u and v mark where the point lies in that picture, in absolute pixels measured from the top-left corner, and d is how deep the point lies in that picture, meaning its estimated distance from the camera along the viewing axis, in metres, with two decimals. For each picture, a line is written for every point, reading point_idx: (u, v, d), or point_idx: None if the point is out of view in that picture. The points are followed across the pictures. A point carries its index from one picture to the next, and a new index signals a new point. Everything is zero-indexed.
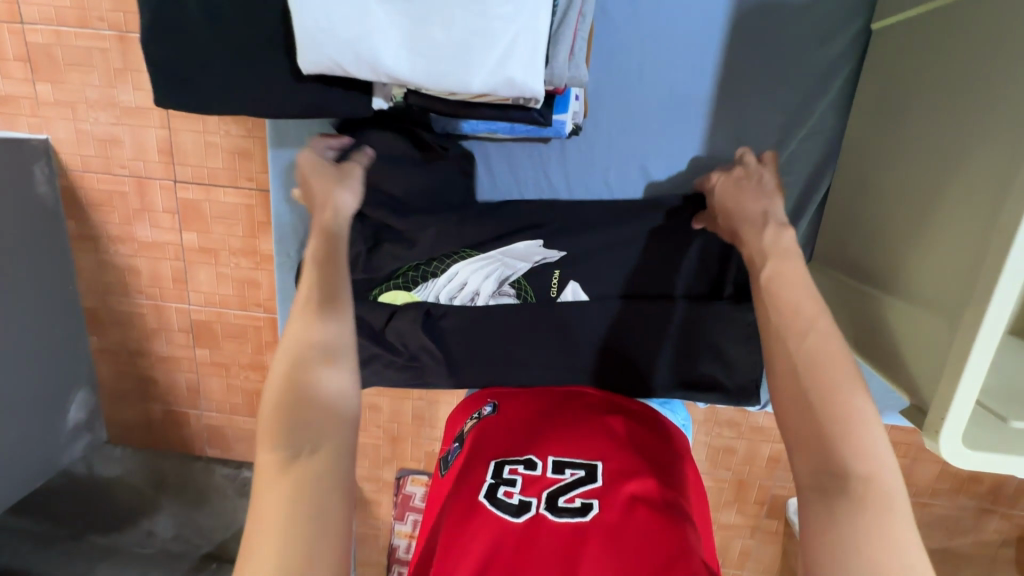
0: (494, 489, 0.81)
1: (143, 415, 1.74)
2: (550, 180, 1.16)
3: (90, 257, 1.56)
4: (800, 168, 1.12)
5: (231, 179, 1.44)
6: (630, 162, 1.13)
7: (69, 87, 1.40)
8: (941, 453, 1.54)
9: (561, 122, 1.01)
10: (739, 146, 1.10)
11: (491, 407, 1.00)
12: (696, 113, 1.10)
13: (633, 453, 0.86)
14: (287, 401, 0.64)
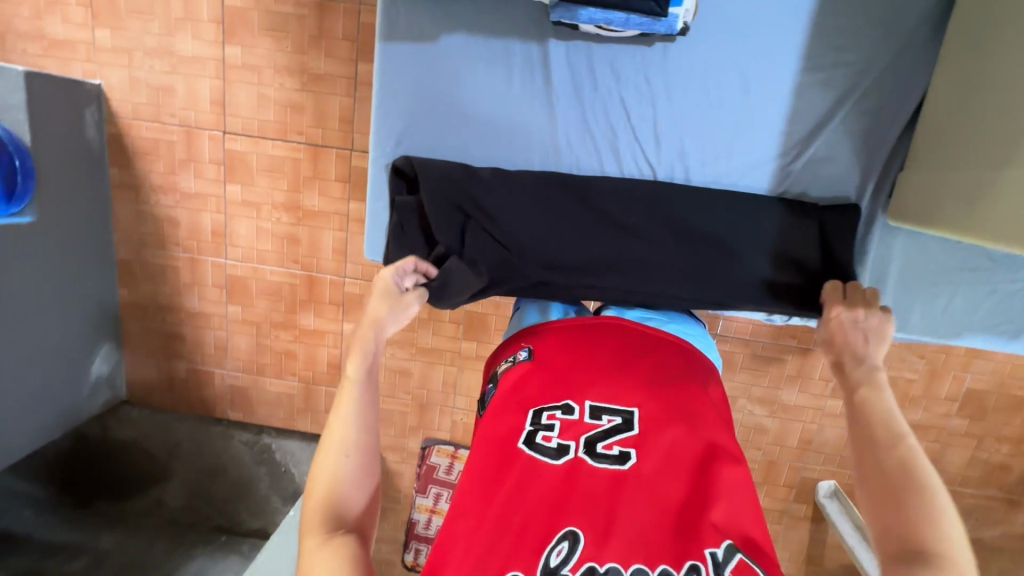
0: (532, 435, 0.78)
1: (166, 374, 1.71)
2: (651, 86, 1.00)
3: (129, 206, 1.56)
4: (908, 77, 0.96)
5: (281, 133, 1.45)
6: (732, 73, 0.98)
7: (127, 34, 1.42)
8: (971, 439, 1.55)
9: (677, 18, 0.85)
10: (839, 51, 0.96)
11: (526, 350, 0.91)
12: (807, 14, 0.95)
13: (672, 399, 0.82)
14: (319, 500, 0.73)
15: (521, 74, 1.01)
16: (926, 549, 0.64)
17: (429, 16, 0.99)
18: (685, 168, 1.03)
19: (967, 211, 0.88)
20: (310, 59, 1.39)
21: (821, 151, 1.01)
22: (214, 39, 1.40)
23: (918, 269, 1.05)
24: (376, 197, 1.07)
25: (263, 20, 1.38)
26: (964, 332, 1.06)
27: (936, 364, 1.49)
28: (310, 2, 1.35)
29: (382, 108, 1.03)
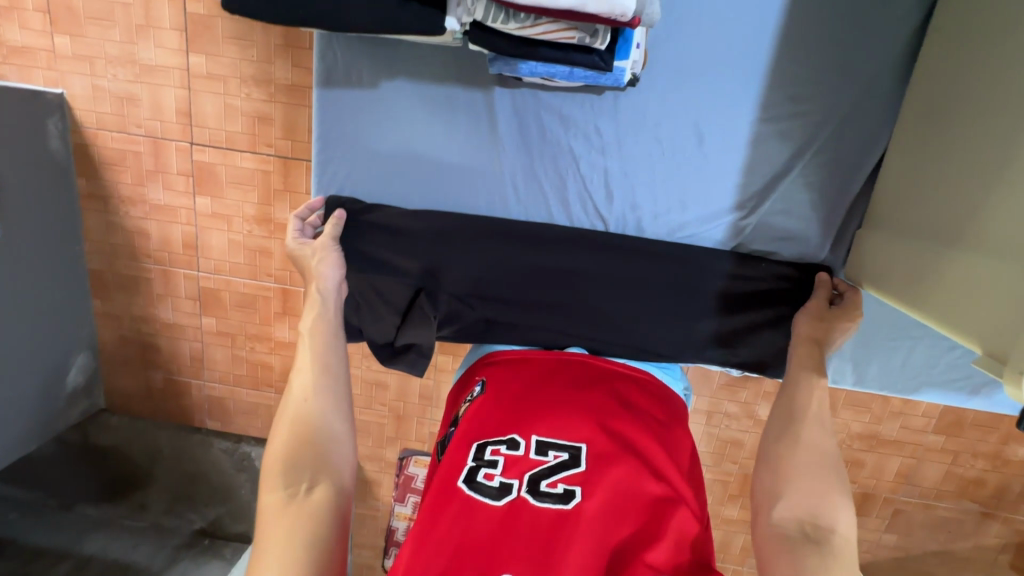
0: (474, 472, 0.75)
1: (144, 384, 1.71)
2: (603, 135, 0.99)
3: (98, 218, 1.53)
4: (861, 130, 0.96)
5: (250, 144, 1.42)
6: (682, 124, 0.97)
7: (88, 42, 1.37)
8: (947, 454, 1.55)
9: (624, 70, 0.83)
10: (789, 101, 0.96)
11: (480, 387, 0.91)
12: (755, 66, 0.94)
13: (621, 435, 0.80)
14: (281, 461, 0.75)
15: (470, 125, 1.00)
16: (821, 525, 0.69)
17: (379, 69, 0.99)
18: (637, 220, 1.03)
19: (914, 285, 0.85)
20: (277, 68, 1.35)
21: (777, 206, 1.00)
22: (177, 47, 1.36)
23: (875, 327, 1.04)
24: None
25: (228, 28, 1.33)
26: (922, 386, 1.06)
27: None
28: None
29: (327, 157, 1.03)
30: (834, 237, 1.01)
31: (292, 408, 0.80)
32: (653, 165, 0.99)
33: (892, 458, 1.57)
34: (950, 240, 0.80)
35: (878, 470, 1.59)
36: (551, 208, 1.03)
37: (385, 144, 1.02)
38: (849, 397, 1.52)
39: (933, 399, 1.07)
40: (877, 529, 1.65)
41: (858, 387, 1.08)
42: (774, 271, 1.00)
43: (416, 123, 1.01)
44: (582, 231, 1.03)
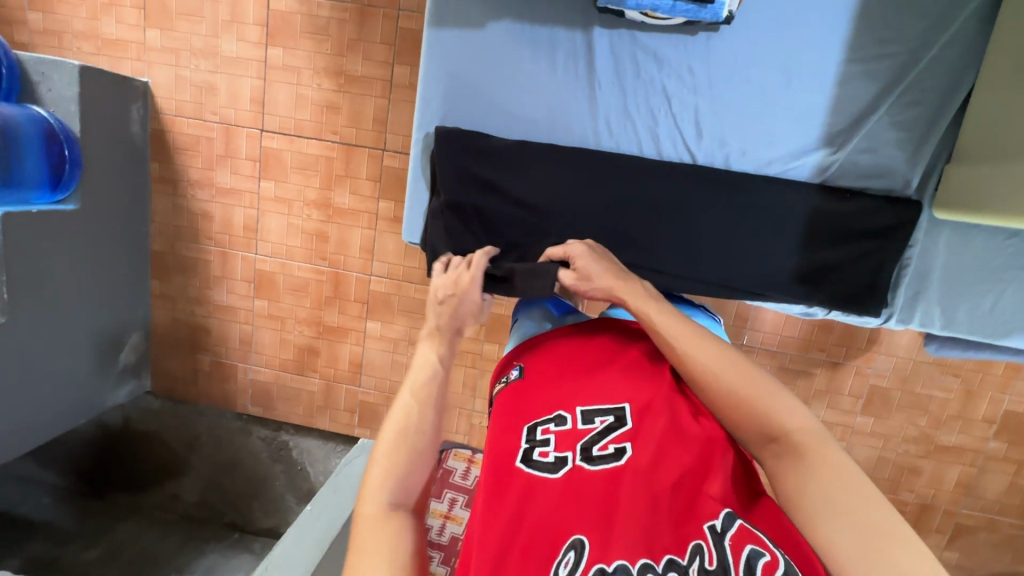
0: (527, 452, 0.73)
1: (190, 366, 1.74)
2: (695, 75, 0.96)
3: (166, 200, 1.61)
4: (943, 66, 0.91)
5: (317, 132, 1.50)
6: (772, 64, 0.94)
7: (176, 35, 1.49)
8: (1010, 463, 1.49)
9: (724, 7, 0.81)
10: (889, 41, 0.92)
11: (517, 368, 0.87)
12: (851, 8, 0.91)
13: (662, 390, 0.78)
14: (378, 474, 0.70)
15: (566, 62, 0.98)
16: (776, 425, 0.70)
17: (477, 3, 0.97)
18: (725, 157, 1.00)
19: (1020, 196, 0.81)
20: (348, 61, 1.44)
21: (865, 143, 0.96)
22: (257, 40, 1.46)
23: (966, 266, 0.99)
24: (418, 178, 1.07)
25: (306, 24, 1.44)
26: (1014, 332, 0.99)
27: (972, 384, 1.45)
28: (351, 7, 1.41)
29: (424, 95, 1.02)
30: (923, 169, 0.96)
31: (394, 428, 0.74)
32: (745, 102, 0.96)
33: (951, 467, 1.51)
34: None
35: (936, 480, 1.52)
36: (638, 145, 1.01)
37: (481, 82, 1.01)
38: (904, 399, 1.48)
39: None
40: (937, 545, 1.57)
41: (945, 332, 1.02)
42: (865, 205, 0.97)
43: (515, 62, 0.99)
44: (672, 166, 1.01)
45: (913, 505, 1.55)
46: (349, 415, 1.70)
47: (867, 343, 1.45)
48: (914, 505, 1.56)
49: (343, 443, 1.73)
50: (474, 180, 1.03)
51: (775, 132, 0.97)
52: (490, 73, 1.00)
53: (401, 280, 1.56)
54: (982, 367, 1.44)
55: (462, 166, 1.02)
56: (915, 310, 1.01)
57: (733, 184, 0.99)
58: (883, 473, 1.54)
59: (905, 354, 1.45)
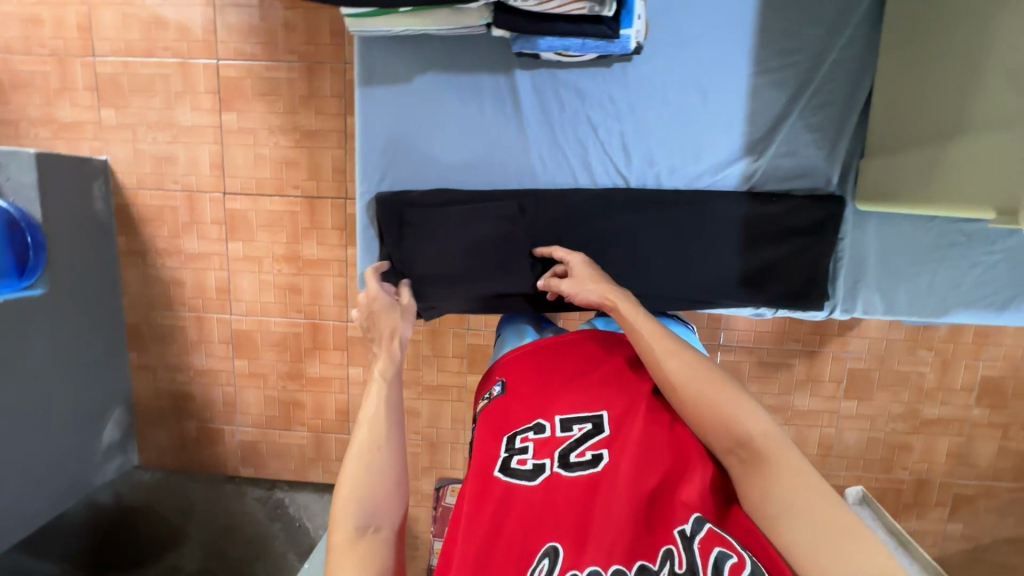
0: (507, 461, 0.75)
1: (176, 435, 1.72)
2: (616, 104, 1.00)
3: (136, 272, 1.62)
4: (840, 71, 0.98)
5: (278, 189, 1.52)
6: (686, 84, 0.99)
7: (131, 111, 1.52)
8: (996, 428, 1.51)
9: (631, 37, 0.79)
10: (791, 53, 0.97)
11: (500, 385, 0.88)
12: (751, 28, 0.97)
13: (640, 396, 0.80)
14: (347, 504, 0.72)
15: (494, 104, 1.01)
16: (742, 433, 0.71)
17: (403, 60, 1.01)
18: (657, 176, 1.03)
19: (931, 180, 0.90)
20: (302, 117, 1.48)
21: (783, 148, 1.01)
22: (211, 107, 1.50)
23: (897, 252, 1.03)
24: (366, 233, 1.07)
25: (257, 86, 1.48)
26: (953, 308, 1.03)
27: (946, 355, 1.48)
28: (298, 66, 1.45)
29: (363, 152, 1.04)
30: (840, 166, 1.01)
31: (360, 455, 0.76)
32: (665, 124, 1.00)
33: (939, 438, 1.53)
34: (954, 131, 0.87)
35: (927, 453, 1.54)
36: (573, 175, 1.03)
37: (415, 134, 1.03)
38: (883, 377, 1.51)
39: (964, 319, 1.04)
40: (940, 519, 1.57)
41: (888, 316, 1.05)
42: (794, 206, 1.01)
43: (444, 111, 1.02)
44: (609, 189, 1.03)
45: (910, 482, 1.56)
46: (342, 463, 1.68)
47: (839, 329, 1.48)
48: (911, 482, 1.57)
49: None
50: (421, 226, 1.04)
51: (698, 149, 1.01)
52: (422, 125, 1.02)
53: None
54: (953, 338, 1.48)
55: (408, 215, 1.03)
56: (857, 300, 1.04)
57: (667, 201, 1.02)
58: (876, 454, 1.55)
59: (877, 333, 1.48)
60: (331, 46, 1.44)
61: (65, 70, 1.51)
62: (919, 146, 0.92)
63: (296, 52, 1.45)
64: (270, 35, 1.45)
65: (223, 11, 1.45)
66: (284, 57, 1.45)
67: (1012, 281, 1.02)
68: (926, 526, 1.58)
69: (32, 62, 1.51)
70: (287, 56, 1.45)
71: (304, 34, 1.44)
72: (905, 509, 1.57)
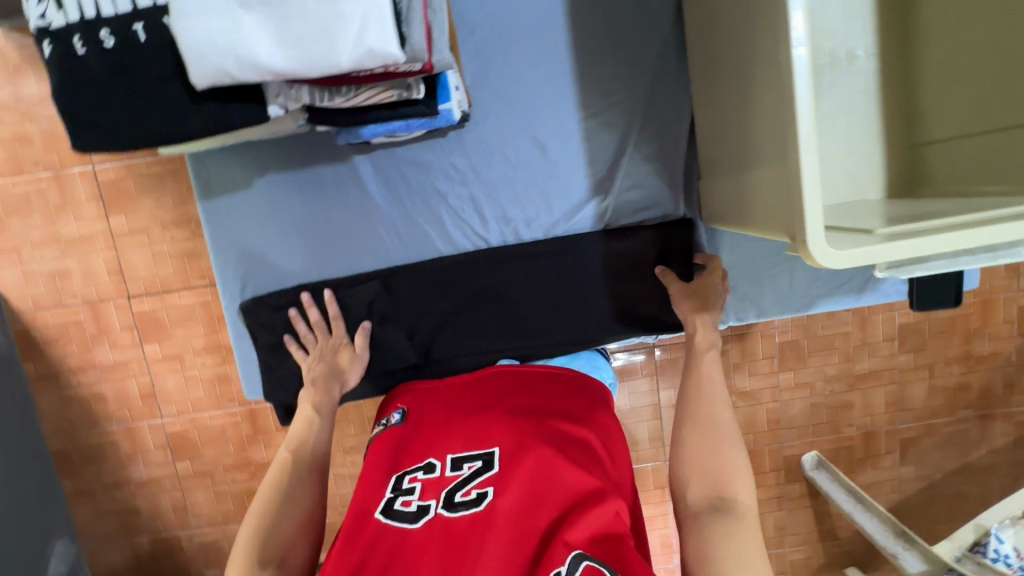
0: (391, 502, 0.72)
1: (131, 552, 1.64)
2: (456, 172, 0.98)
3: (53, 395, 1.54)
4: (666, 99, 0.96)
5: (184, 282, 1.48)
6: (520, 137, 0.97)
7: (11, 233, 1.45)
8: (923, 369, 1.59)
9: (451, 109, 0.79)
10: (617, 91, 0.95)
11: (399, 413, 0.88)
12: (571, 71, 0.94)
13: (535, 427, 0.78)
14: (253, 530, 0.78)
15: (341, 194, 1.00)
16: (726, 494, 0.75)
17: (242, 167, 0.99)
18: (513, 232, 1.01)
19: (739, 212, 0.82)
20: (193, 206, 1.44)
21: (628, 181, 0.99)
22: (96, 214, 1.45)
23: (755, 258, 1.02)
24: (240, 338, 1.06)
25: (139, 185, 1.43)
26: (817, 299, 1.04)
27: (863, 312, 1.55)
28: (178, 156, 1.42)
29: (218, 263, 1.02)
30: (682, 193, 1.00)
31: (276, 482, 0.84)
32: (506, 182, 0.99)
33: (874, 390, 1.59)
34: (747, 158, 0.78)
35: (867, 406, 1.61)
36: (430, 246, 1.02)
37: (263, 237, 1.01)
38: (812, 345, 1.57)
39: (831, 305, 1.04)
40: (893, 465, 1.64)
41: (763, 318, 1.06)
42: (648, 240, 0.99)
43: (287, 209, 1.00)
44: (466, 256, 1.01)
45: (858, 436, 1.62)
46: None
47: None
48: (860, 436, 1.63)
49: None
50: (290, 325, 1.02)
51: (544, 200, 0.99)
52: (268, 227, 1.00)
53: None
54: None
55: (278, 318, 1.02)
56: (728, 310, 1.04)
57: (525, 258, 1.01)
58: (822, 417, 1.61)
59: None
60: None
61: None
62: (728, 172, 0.86)
63: None
64: None
65: None
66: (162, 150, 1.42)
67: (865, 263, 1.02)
68: (882, 474, 1.64)
69: None
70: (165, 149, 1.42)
71: None
72: (859, 462, 1.64)
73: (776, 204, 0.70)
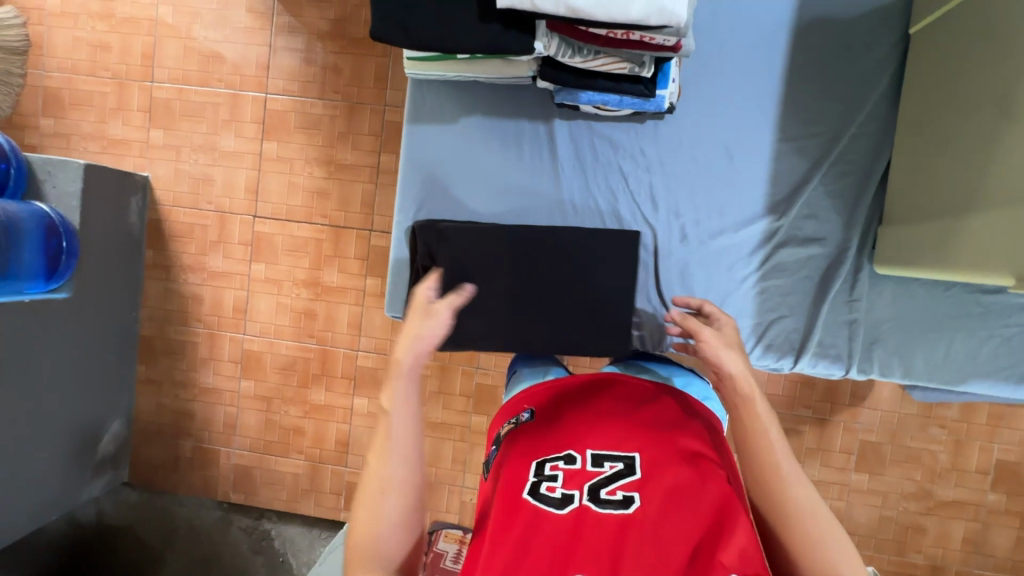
0: (535, 486, 0.74)
1: (171, 452, 1.69)
2: (644, 157, 1.01)
3: (158, 285, 1.65)
4: (859, 143, 0.98)
5: (307, 216, 1.58)
6: (712, 142, 0.99)
7: (178, 133, 1.61)
8: (1012, 515, 1.46)
9: (665, 96, 0.86)
10: (817, 120, 0.98)
11: (528, 411, 0.86)
12: (777, 93, 0.97)
13: (668, 439, 0.77)
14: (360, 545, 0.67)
15: (533, 151, 1.03)
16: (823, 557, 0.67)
17: (453, 102, 1.03)
18: (681, 227, 1.01)
19: (938, 250, 0.84)
20: (338, 151, 1.56)
21: (805, 210, 0.99)
22: (253, 136, 1.58)
23: (912, 318, 0.97)
24: (398, 259, 1.05)
25: (300, 120, 1.57)
26: (970, 378, 0.96)
27: (961, 435, 1.46)
28: (341, 104, 1.55)
29: (403, 184, 1.05)
30: (857, 234, 0.98)
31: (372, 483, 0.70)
32: (689, 177, 1.00)
33: (954, 523, 1.47)
34: (965, 208, 0.80)
35: (941, 538, 1.48)
36: (600, 218, 1.02)
37: (453, 169, 1.03)
38: (895, 453, 1.48)
39: (983, 390, 0.97)
40: None
41: (907, 381, 0.98)
42: (812, 269, 0.99)
43: (484, 149, 1.03)
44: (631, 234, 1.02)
45: (924, 567, 1.49)
46: (335, 497, 1.64)
47: (850, 399, 1.47)
48: (925, 569, 1.50)
49: (327, 530, 1.65)
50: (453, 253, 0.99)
51: (719, 203, 1.00)
52: (460, 161, 1.03)
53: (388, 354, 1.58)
54: (966, 417, 1.46)
55: (443, 249, 0.98)
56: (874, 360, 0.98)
57: (691, 254, 1.01)
58: (888, 533, 1.49)
59: (889, 407, 1.47)
60: (373, 88, 1.54)
61: (123, 92, 1.62)
62: (928, 217, 0.87)
63: (340, 92, 1.54)
64: (316, 74, 1.55)
65: (276, 50, 1.56)
66: (328, 96, 1.55)
67: None
68: None
69: (94, 84, 1.63)
70: (331, 95, 1.55)
71: (349, 77, 1.54)
72: None
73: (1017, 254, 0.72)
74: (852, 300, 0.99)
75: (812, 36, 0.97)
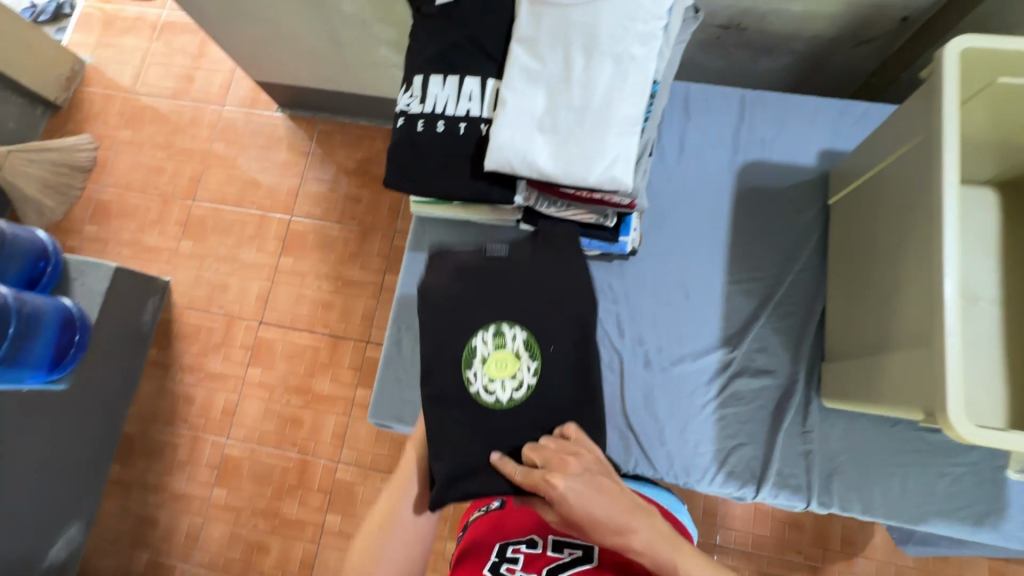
0: (494, 567, 0.75)
1: (123, 565, 1.58)
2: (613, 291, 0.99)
3: (155, 383, 1.69)
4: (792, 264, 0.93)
5: (309, 326, 1.67)
6: (674, 280, 0.98)
7: (206, 244, 1.78)
8: None
9: (628, 243, 0.97)
10: (765, 258, 0.94)
11: (498, 499, 0.87)
12: (730, 224, 0.96)
13: None
14: None
15: None
16: None
17: (452, 234, 1.16)
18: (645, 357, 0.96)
19: (861, 381, 0.75)
20: (347, 268, 1.71)
21: (755, 341, 0.93)
22: (273, 250, 1.75)
23: (863, 449, 0.89)
24: (388, 373, 1.10)
25: (317, 240, 1.74)
26: (927, 517, 0.85)
27: None
28: (356, 228, 1.73)
29: (400, 304, 1.14)
30: (804, 360, 0.90)
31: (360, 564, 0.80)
32: (650, 303, 0.97)
33: None
34: (877, 333, 0.74)
35: None
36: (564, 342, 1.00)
37: None
38: None
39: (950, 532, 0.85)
40: None
41: (869, 518, 0.87)
42: (766, 398, 0.92)
43: None
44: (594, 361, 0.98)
45: None
46: None
47: (842, 545, 1.41)
48: None
49: None
50: None
51: (658, 322, 0.96)
52: None
53: (368, 468, 1.56)
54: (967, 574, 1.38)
55: None
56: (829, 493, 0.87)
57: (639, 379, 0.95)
58: None
59: (884, 557, 1.40)
60: (386, 216, 1.74)
61: (166, 207, 1.83)
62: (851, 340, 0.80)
63: (356, 219, 1.74)
64: (338, 203, 1.77)
65: (307, 181, 1.80)
66: (346, 221, 1.75)
67: (987, 492, 0.85)
68: None
69: (141, 199, 1.85)
70: (349, 220, 1.74)
71: (366, 207, 1.75)
72: None
73: (908, 395, 0.66)
74: (803, 430, 0.90)
75: (763, 183, 0.94)
